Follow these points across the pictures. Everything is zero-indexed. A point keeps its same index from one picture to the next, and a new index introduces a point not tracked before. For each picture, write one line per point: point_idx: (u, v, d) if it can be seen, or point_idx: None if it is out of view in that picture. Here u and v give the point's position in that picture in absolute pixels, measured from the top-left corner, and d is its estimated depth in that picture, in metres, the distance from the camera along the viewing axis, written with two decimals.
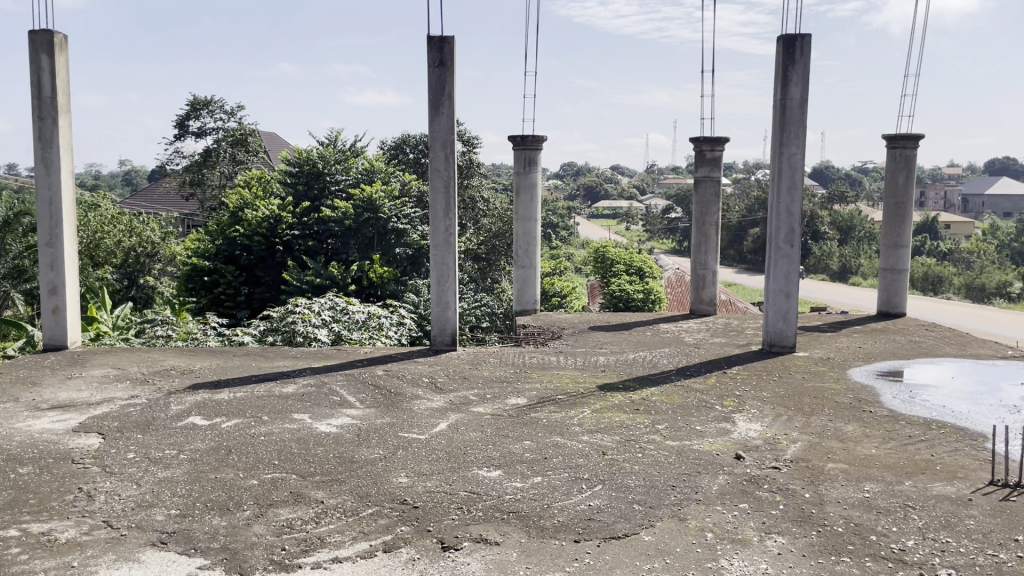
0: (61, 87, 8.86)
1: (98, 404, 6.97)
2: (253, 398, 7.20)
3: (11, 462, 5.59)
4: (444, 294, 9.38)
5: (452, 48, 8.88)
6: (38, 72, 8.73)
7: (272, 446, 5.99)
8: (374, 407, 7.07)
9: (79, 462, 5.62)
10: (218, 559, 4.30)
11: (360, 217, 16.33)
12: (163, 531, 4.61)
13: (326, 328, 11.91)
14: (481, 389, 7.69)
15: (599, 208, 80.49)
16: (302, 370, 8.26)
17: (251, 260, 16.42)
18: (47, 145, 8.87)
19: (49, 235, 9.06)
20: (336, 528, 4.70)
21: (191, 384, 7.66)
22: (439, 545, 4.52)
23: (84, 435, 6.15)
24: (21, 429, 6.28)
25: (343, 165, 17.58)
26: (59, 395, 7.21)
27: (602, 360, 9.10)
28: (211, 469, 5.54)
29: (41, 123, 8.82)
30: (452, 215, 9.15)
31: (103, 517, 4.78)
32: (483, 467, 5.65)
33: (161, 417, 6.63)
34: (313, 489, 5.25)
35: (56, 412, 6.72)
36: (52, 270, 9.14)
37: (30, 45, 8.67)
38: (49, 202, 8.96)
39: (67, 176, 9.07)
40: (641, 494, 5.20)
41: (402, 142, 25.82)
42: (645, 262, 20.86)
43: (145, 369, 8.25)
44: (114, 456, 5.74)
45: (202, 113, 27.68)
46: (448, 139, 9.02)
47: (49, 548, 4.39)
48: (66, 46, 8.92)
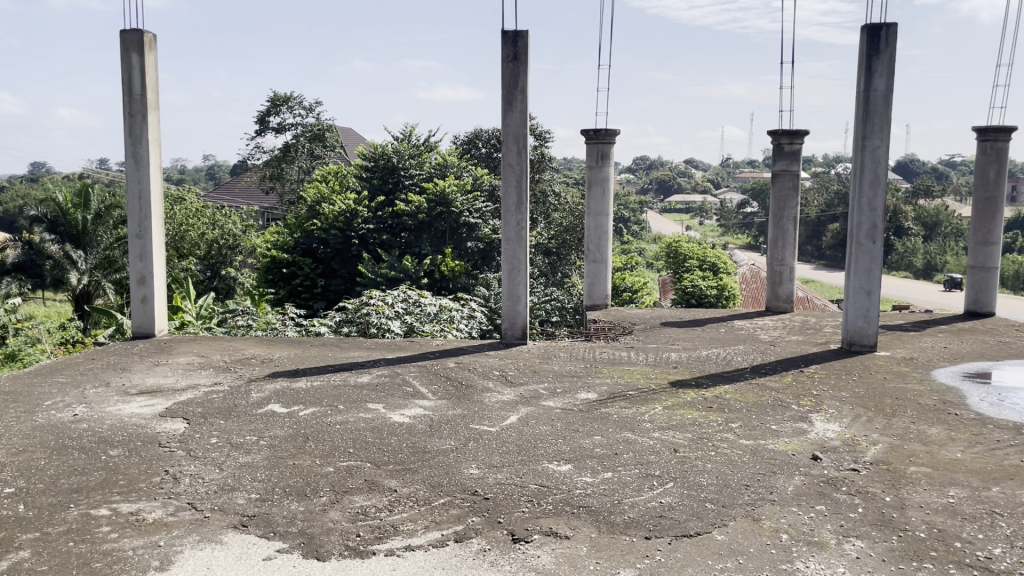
0: (149, 84, 9.20)
1: (183, 389, 7.25)
2: (329, 387, 7.38)
3: (102, 444, 5.86)
4: (515, 287, 9.42)
5: (526, 42, 8.87)
6: (128, 71, 9.09)
7: (348, 434, 6.13)
8: (445, 398, 7.15)
9: (165, 446, 5.85)
10: (296, 543, 4.43)
11: (433, 211, 16.50)
12: (243, 515, 4.77)
13: (398, 320, 12.09)
14: (552, 382, 7.71)
15: (672, 202, 79.68)
16: (376, 361, 8.40)
17: (327, 253, 16.80)
18: (137, 141, 9.24)
19: (138, 228, 9.44)
20: (409, 517, 4.78)
21: (270, 372, 7.89)
22: (509, 537, 4.55)
23: (170, 420, 6.40)
24: (111, 413, 6.57)
25: (417, 160, 17.74)
26: (146, 381, 7.52)
27: (675, 356, 9.00)
28: (289, 455, 5.70)
29: (131, 120, 9.18)
30: (523, 209, 9.16)
31: (188, 499, 4.97)
32: (553, 461, 5.66)
33: (243, 404, 6.85)
34: (387, 477, 5.35)
35: (144, 397, 7.01)
36: (141, 261, 9.52)
37: (121, 45, 9.05)
38: (138, 196, 9.34)
39: (156, 171, 9.42)
40: (714, 492, 5.13)
41: (474, 137, 26.09)
42: (719, 256, 20.55)
43: (227, 357, 8.54)
44: (198, 441, 5.95)
45: (283, 109, 28.52)
46: (520, 133, 9.02)
47: (138, 528, 4.59)
48: (155, 44, 9.27)
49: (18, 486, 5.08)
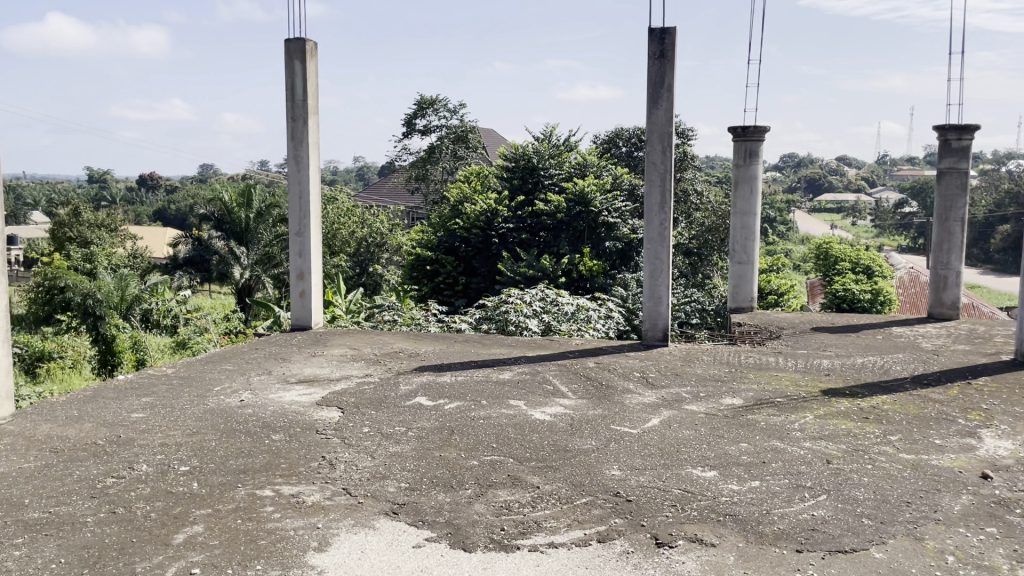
0: (310, 90, 9.71)
1: (337, 379, 7.63)
2: (473, 383, 7.54)
3: (266, 428, 6.26)
4: (657, 288, 9.29)
5: (673, 39, 8.73)
6: (292, 77, 9.63)
7: (491, 430, 6.25)
8: (586, 398, 7.15)
9: (322, 433, 6.17)
10: (443, 533, 4.56)
11: (571, 210, 16.48)
12: (394, 502, 4.96)
13: (536, 319, 12.20)
14: (695, 386, 7.56)
15: (822, 202, 76.31)
16: (518, 359, 8.52)
17: (469, 251, 17.23)
18: (298, 144, 9.77)
19: (298, 226, 9.99)
20: (552, 514, 4.81)
21: (417, 366, 8.16)
22: (653, 540, 4.50)
23: (326, 409, 6.75)
24: (273, 399, 7.00)
25: (557, 160, 17.78)
26: (304, 370, 7.97)
27: (826, 363, 8.62)
28: (436, 447, 5.88)
29: (294, 124, 9.72)
30: (667, 209, 9.01)
31: (343, 484, 5.22)
32: (697, 466, 5.55)
33: (392, 396, 7.12)
34: (530, 473, 5.41)
35: (303, 385, 7.43)
36: (300, 257, 10.06)
37: (285, 53, 9.61)
38: (298, 196, 9.87)
39: (315, 172, 9.94)
40: (871, 508, 4.87)
41: (615, 136, 26.03)
42: (874, 259, 19.49)
43: (377, 350, 8.90)
44: (351, 430, 6.24)
45: (429, 112, 29.45)
46: (666, 132, 8.90)
47: (298, 509, 4.86)
48: (316, 52, 9.78)
49: (194, 464, 5.50)
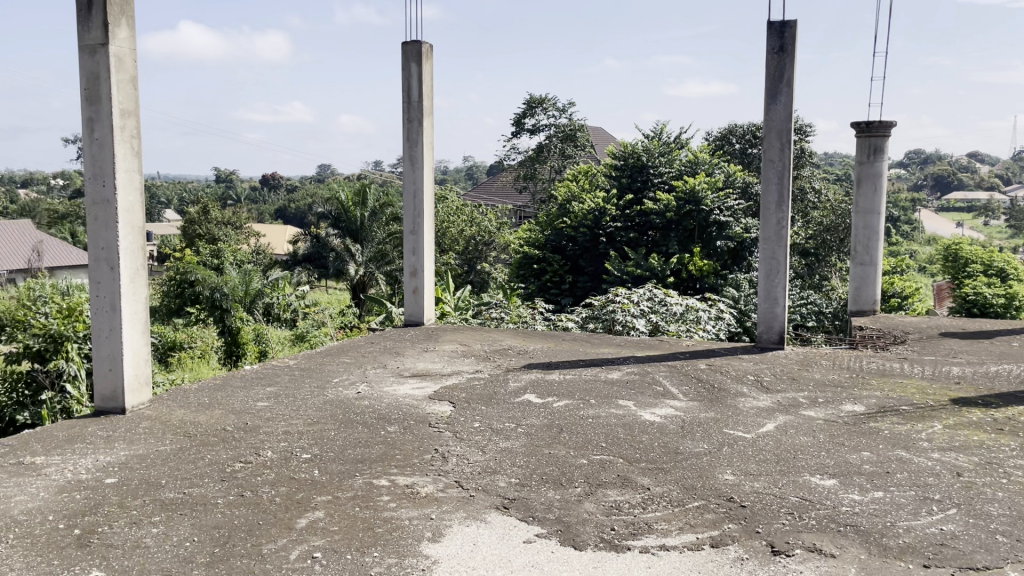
0: (426, 91, 9.91)
1: (448, 374, 7.78)
2: (582, 381, 7.54)
3: (381, 420, 6.45)
4: (772, 290, 9.00)
5: (794, 33, 8.46)
6: (408, 80, 9.87)
7: (601, 429, 6.23)
8: (698, 400, 7.03)
9: (434, 426, 6.31)
10: (554, 530, 4.58)
11: (681, 209, 16.17)
12: (505, 497, 5.02)
13: (644, 319, 12.06)
14: (813, 392, 7.30)
15: (950, 201, 72.28)
16: (627, 359, 8.45)
17: (576, 250, 17.22)
18: (413, 144, 10.00)
19: (412, 224, 10.23)
20: (663, 517, 4.76)
21: (526, 363, 8.22)
22: (769, 548, 4.38)
23: (438, 403, 6.89)
24: (388, 392, 7.21)
25: (667, 158, 17.51)
26: (417, 365, 8.16)
27: (956, 370, 8.16)
28: (545, 444, 5.91)
29: (410, 125, 9.95)
30: (785, 208, 8.73)
31: (456, 477, 5.33)
32: (815, 474, 5.36)
33: (502, 392, 7.21)
34: (641, 475, 5.36)
35: (416, 379, 7.62)
36: (414, 255, 10.29)
37: (402, 56, 9.86)
38: (413, 195, 10.11)
39: (429, 172, 10.15)
40: (1007, 525, 4.58)
41: (728, 133, 25.45)
42: (1009, 261, 18.31)
43: (487, 347, 9.03)
44: (463, 424, 6.35)
45: (538, 111, 29.69)
46: (785, 128, 8.63)
47: (413, 500, 4.99)
48: (431, 54, 9.99)
49: (315, 452, 5.73)
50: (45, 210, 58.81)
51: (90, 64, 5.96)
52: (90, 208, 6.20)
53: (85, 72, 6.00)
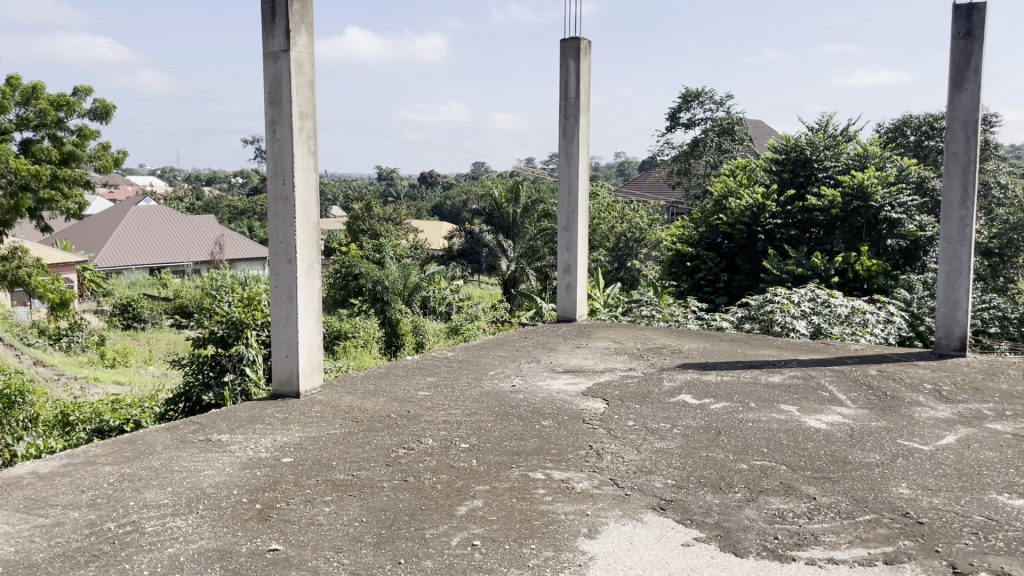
0: (583, 87, 9.92)
1: (602, 371, 7.76)
2: (741, 383, 7.30)
3: (536, 414, 6.52)
4: (953, 293, 8.36)
5: (983, 16, 7.82)
6: (566, 76, 9.91)
7: (761, 434, 6.01)
8: (867, 408, 6.64)
9: (588, 422, 6.31)
10: (713, 535, 4.47)
11: (848, 206, 15.31)
12: (661, 498, 4.95)
13: (805, 320, 11.54)
14: (1000, 404, 6.72)
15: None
16: (789, 362, 8.11)
17: (732, 248, 16.76)
18: (569, 141, 10.03)
19: (566, 220, 10.28)
20: (831, 528, 4.53)
21: (681, 363, 8.06)
22: (950, 569, 4.07)
23: (592, 400, 6.88)
24: (542, 387, 7.28)
25: (833, 152, 16.67)
26: (570, 360, 8.19)
27: None
28: (702, 446, 5.77)
29: (566, 121, 9.99)
30: (969, 204, 8.09)
31: (611, 474, 5.30)
32: (1003, 493, 4.93)
33: (656, 391, 7.10)
34: (805, 483, 5.13)
35: (569, 375, 7.65)
36: (568, 251, 10.35)
37: (561, 53, 9.91)
38: (568, 191, 10.14)
39: (585, 169, 10.14)
40: None
41: (902, 125, 23.98)
42: None
43: (641, 344, 8.93)
44: (616, 422, 6.32)
45: (693, 105, 29.08)
46: (971, 119, 7.98)
47: (568, 495, 5.01)
48: (590, 50, 9.98)
49: (472, 442, 5.87)
50: (227, 206, 63.71)
51: (273, 70, 6.37)
52: (271, 205, 6.64)
53: (268, 77, 6.42)
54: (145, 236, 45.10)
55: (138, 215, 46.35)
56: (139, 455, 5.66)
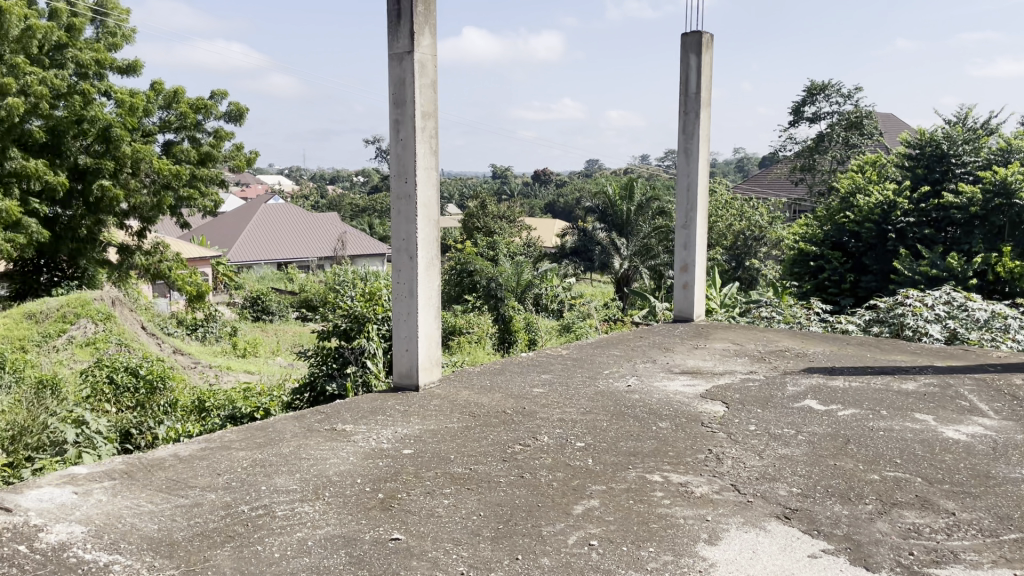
0: (704, 82, 9.69)
1: (721, 373, 7.57)
2: (870, 390, 6.96)
3: (653, 415, 6.42)
4: None
5: None
6: (687, 71, 9.70)
7: (894, 444, 5.70)
8: (1012, 420, 6.20)
9: (707, 426, 6.16)
10: (841, 547, 4.27)
11: (989, 203, 14.35)
12: (786, 507, 4.77)
13: (939, 325, 10.88)
14: None
15: None
16: (923, 368, 7.67)
17: (859, 247, 16.04)
18: (689, 137, 9.83)
19: (685, 218, 10.08)
20: (972, 547, 4.24)
21: (806, 367, 7.76)
22: None
23: (711, 402, 6.72)
24: (659, 388, 7.16)
25: (973, 146, 15.66)
26: (688, 362, 8.03)
27: None
28: (829, 454, 5.53)
29: (686, 117, 9.80)
30: None
31: (732, 480, 5.16)
32: None
33: (779, 396, 6.86)
34: (943, 498, 4.83)
35: (687, 377, 7.49)
36: (686, 250, 10.16)
37: (682, 48, 9.70)
38: (687, 188, 9.94)
39: (705, 165, 9.91)
40: None
41: None
42: None
43: (762, 347, 8.65)
44: (737, 426, 6.14)
45: (819, 98, 28.02)
46: None
47: (688, 499, 4.90)
48: (711, 44, 9.73)
49: (588, 442, 5.84)
50: (348, 204, 66.08)
51: (398, 71, 6.53)
52: (395, 202, 6.81)
53: (393, 78, 6.57)
54: (273, 232, 47.28)
55: (266, 213, 48.55)
56: (269, 442, 5.92)
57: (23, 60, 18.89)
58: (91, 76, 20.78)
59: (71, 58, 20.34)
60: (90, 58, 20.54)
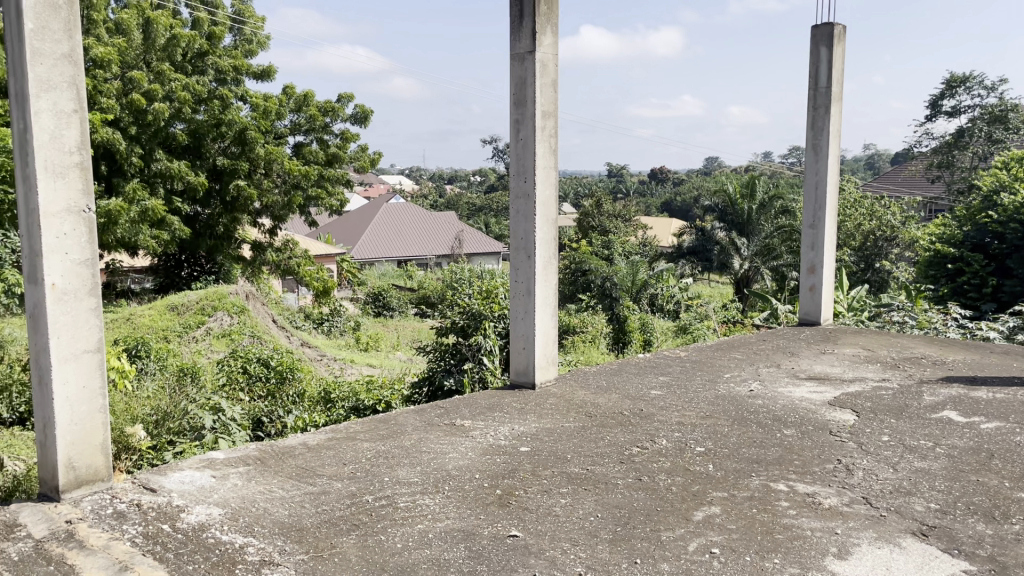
0: (835, 76, 9.28)
1: (852, 380, 7.22)
2: (1017, 402, 6.48)
3: (778, 422, 6.20)
4: None
5: None
6: (816, 64, 9.31)
7: None
8: None
9: (836, 435, 5.90)
10: (985, 568, 3.99)
11: None
12: (923, 523, 4.51)
13: None
14: None
15: None
16: None
17: (1002, 249, 14.98)
18: (818, 133, 9.45)
19: (812, 218, 9.70)
20: None
21: (945, 376, 7.31)
22: None
23: (840, 410, 6.43)
24: (784, 393, 6.91)
25: None
26: (814, 367, 7.72)
27: None
28: (971, 469, 5.19)
29: (815, 113, 9.42)
30: None
31: (862, 493, 4.92)
32: None
33: (915, 406, 6.49)
34: None
35: (814, 383, 7.20)
36: (813, 250, 9.77)
37: (811, 40, 9.33)
38: (815, 186, 9.56)
39: (835, 162, 9.49)
40: None
41: None
42: None
43: (895, 354, 8.21)
44: (869, 436, 5.85)
45: (959, 90, 26.28)
46: None
47: (814, 510, 4.71)
48: (843, 37, 9.31)
49: (708, 446, 5.70)
50: (466, 203, 67.24)
51: (519, 71, 6.58)
52: (513, 201, 6.87)
53: (514, 78, 6.64)
54: (394, 230, 48.65)
55: (387, 212, 50.21)
56: (392, 434, 6.09)
57: (169, 67, 20.22)
58: (229, 81, 21.95)
59: (212, 65, 21.61)
60: (228, 64, 21.72)
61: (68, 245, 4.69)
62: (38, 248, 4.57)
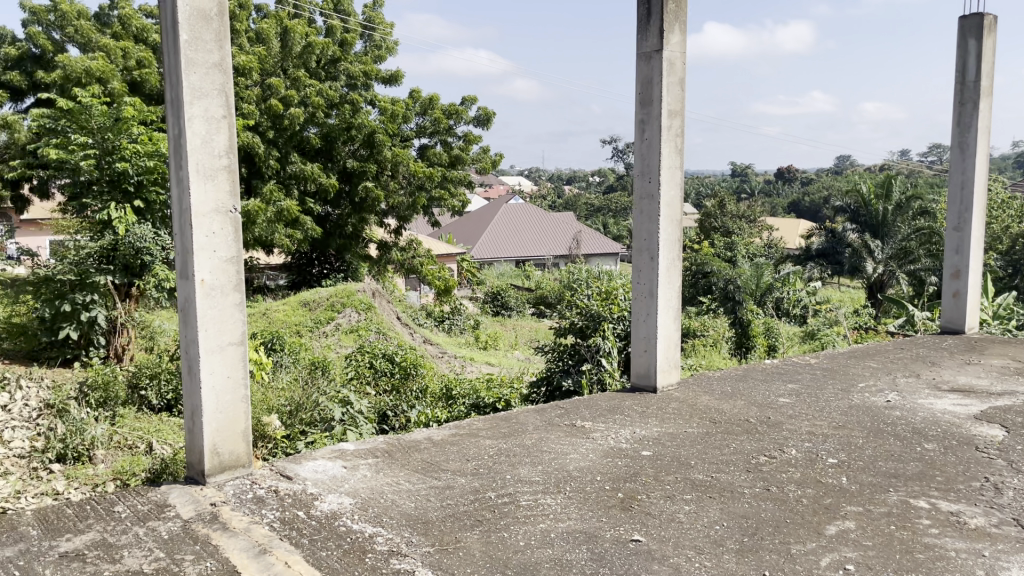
0: (985, 69, 8.70)
1: (1000, 394, 6.75)
2: None
3: (917, 435, 5.87)
4: None
5: None
6: (964, 57, 8.77)
7: None
8: None
9: (983, 451, 5.53)
10: None
11: None
12: None
13: None
14: None
15: None
16: None
17: None
18: (965, 130, 8.90)
19: (957, 220, 9.13)
20: None
21: None
22: None
23: (987, 425, 6.02)
24: (923, 405, 6.54)
25: None
26: (958, 378, 7.26)
27: None
28: None
29: (962, 108, 8.86)
30: None
31: (1014, 514, 4.58)
32: None
33: None
34: None
35: (957, 395, 6.77)
36: (957, 254, 9.20)
37: (959, 32, 8.79)
38: (960, 186, 9.00)
39: (983, 162, 8.91)
40: None
41: None
42: None
43: None
44: (1020, 454, 5.45)
45: None
46: None
47: (959, 530, 4.43)
48: (995, 27, 8.72)
49: (841, 458, 5.46)
50: (585, 204, 67.22)
51: (645, 71, 6.51)
52: (637, 202, 6.79)
53: (640, 78, 6.57)
54: (512, 231, 49.16)
55: (507, 212, 50.79)
56: (514, 433, 6.15)
57: (304, 74, 21.12)
58: (359, 86, 22.79)
59: (343, 71, 22.45)
60: (359, 70, 22.51)
61: (216, 243, 4.98)
62: (190, 246, 4.88)
